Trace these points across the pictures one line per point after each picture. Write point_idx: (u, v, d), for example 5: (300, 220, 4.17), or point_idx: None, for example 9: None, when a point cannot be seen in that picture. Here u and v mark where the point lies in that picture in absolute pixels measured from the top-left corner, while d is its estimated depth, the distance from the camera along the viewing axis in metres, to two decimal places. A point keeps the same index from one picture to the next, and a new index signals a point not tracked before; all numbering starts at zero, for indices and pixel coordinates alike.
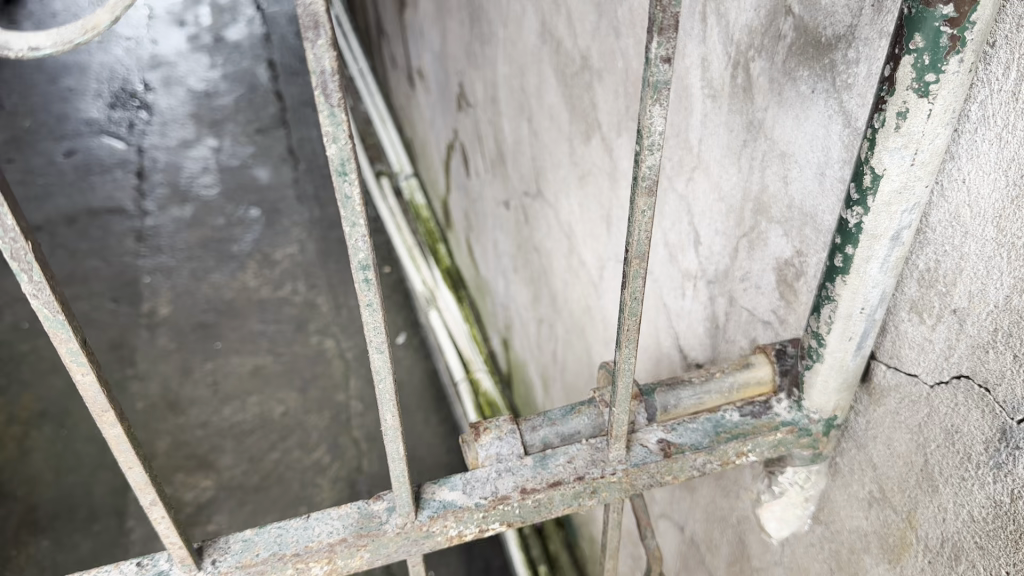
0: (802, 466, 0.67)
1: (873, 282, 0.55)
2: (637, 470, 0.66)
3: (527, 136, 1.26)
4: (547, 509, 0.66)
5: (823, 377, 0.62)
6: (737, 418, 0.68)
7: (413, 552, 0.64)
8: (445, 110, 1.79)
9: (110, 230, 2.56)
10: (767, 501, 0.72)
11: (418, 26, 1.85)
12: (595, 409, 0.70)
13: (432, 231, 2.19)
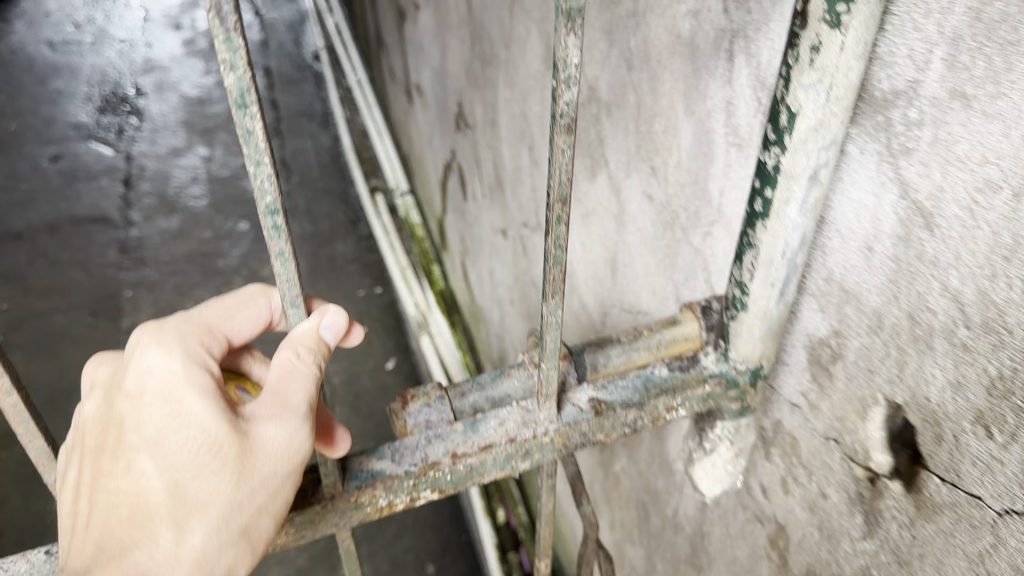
0: (731, 419, 0.74)
1: (777, 241, 0.61)
2: (569, 429, 0.71)
3: (527, 165, 1.18)
4: (479, 473, 0.69)
5: (744, 322, 0.67)
6: (665, 370, 0.73)
7: (342, 526, 0.68)
8: (442, 128, 1.71)
9: (93, 240, 2.48)
10: (700, 459, 0.78)
11: (417, 40, 1.78)
12: (525, 372, 0.75)
13: (428, 253, 2.11)
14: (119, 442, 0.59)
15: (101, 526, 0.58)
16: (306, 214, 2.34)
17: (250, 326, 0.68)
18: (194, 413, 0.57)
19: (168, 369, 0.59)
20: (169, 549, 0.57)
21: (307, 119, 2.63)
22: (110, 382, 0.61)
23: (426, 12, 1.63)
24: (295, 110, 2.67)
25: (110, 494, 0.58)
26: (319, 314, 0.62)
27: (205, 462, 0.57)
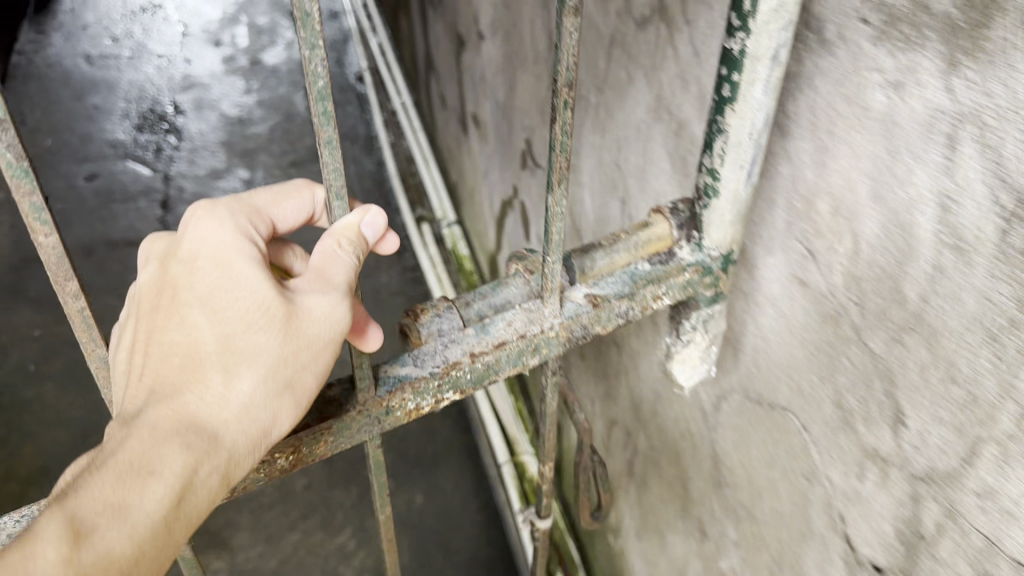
0: (705, 307, 0.76)
1: (741, 133, 0.64)
2: (571, 322, 0.69)
3: (618, 218, 1.07)
4: (496, 371, 0.68)
5: (717, 213, 0.69)
6: (651, 267, 0.72)
7: (374, 430, 0.65)
8: (504, 164, 1.63)
9: None
10: (676, 355, 0.81)
11: (478, 69, 1.70)
12: (522, 278, 0.71)
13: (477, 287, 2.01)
14: (171, 291, 0.54)
15: (147, 376, 0.53)
16: None
17: (296, 219, 0.64)
18: (246, 274, 0.54)
19: (222, 241, 0.55)
20: (220, 394, 0.52)
21: (351, 142, 2.52)
22: (161, 251, 0.57)
23: (491, 43, 1.56)
24: (338, 132, 2.59)
25: (161, 346, 0.53)
26: (362, 211, 0.58)
27: (253, 322, 0.53)
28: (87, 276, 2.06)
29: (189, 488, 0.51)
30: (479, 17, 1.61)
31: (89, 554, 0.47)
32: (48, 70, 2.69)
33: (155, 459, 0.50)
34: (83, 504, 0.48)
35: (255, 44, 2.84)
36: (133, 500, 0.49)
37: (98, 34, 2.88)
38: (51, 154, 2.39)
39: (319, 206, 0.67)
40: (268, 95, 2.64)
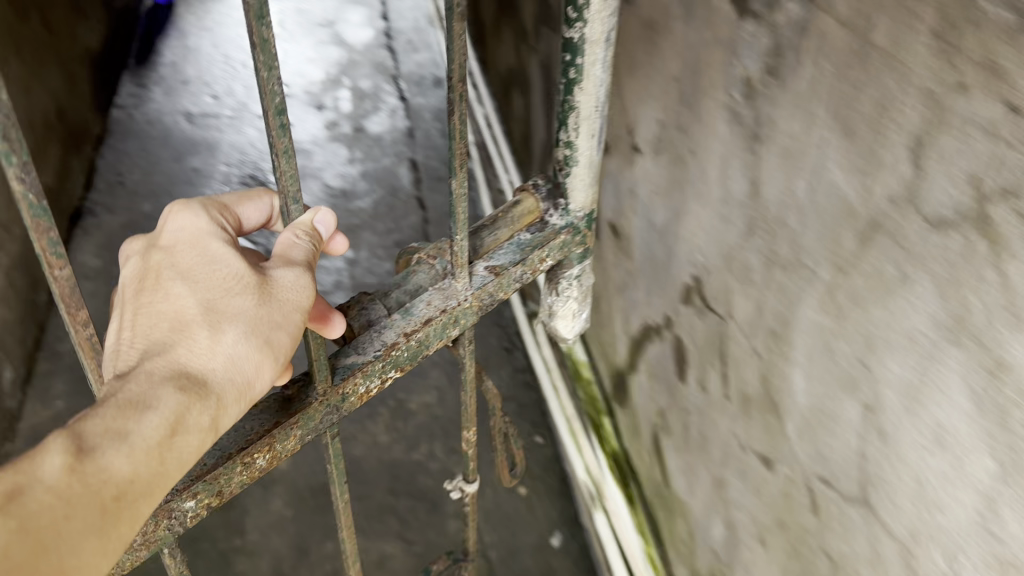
0: (576, 263, 1.20)
1: (581, 121, 1.07)
2: (480, 290, 1.06)
3: (861, 425, 0.90)
4: (426, 345, 1.03)
5: (573, 179, 1.11)
6: (530, 235, 1.13)
7: (333, 416, 0.96)
8: (657, 289, 1.44)
9: None
10: (557, 304, 1.26)
11: (628, 181, 1.54)
12: (427, 266, 1.07)
13: (597, 403, 1.79)
14: (161, 282, 0.79)
15: (153, 336, 0.76)
16: None
17: (251, 217, 0.93)
18: (226, 260, 0.81)
19: (200, 231, 0.83)
20: (206, 346, 0.76)
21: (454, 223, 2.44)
22: (140, 248, 0.84)
23: (652, 162, 1.41)
24: (443, 211, 2.47)
25: (156, 312, 0.78)
26: (313, 212, 0.87)
27: (232, 287, 0.79)
28: None
29: (180, 422, 0.71)
30: (636, 130, 1.48)
31: (137, 458, 0.67)
32: (148, 127, 2.57)
33: (151, 399, 0.71)
34: (90, 429, 0.67)
35: (358, 110, 2.81)
36: (131, 427, 0.68)
37: (198, 90, 2.75)
38: (150, 222, 2.28)
39: (273, 212, 0.98)
40: (372, 167, 2.61)
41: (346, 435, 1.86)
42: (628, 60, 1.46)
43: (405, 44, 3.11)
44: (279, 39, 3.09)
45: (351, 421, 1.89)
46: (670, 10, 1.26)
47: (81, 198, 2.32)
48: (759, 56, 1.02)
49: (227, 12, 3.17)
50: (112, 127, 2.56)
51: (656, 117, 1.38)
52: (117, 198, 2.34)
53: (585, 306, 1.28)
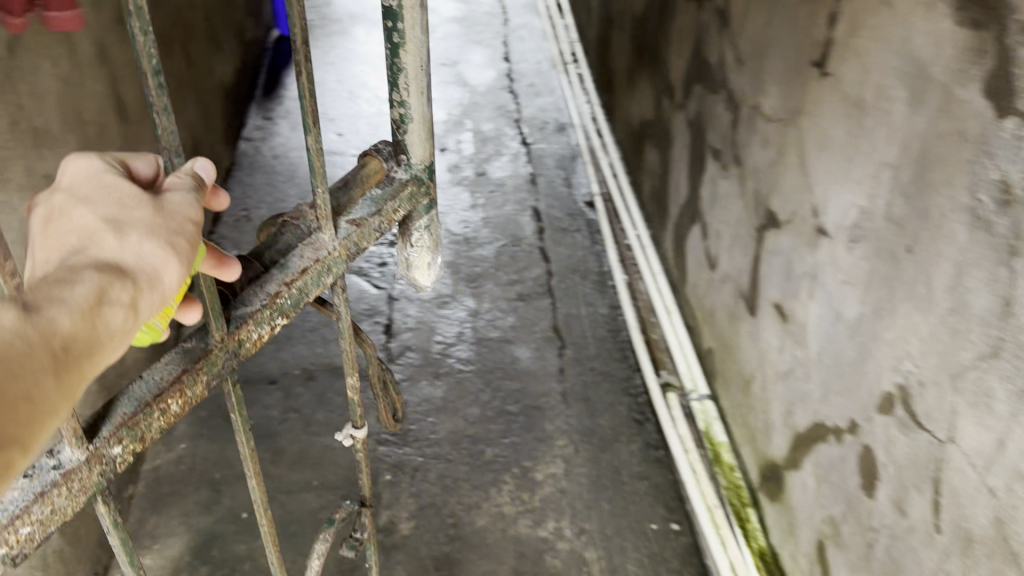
0: (425, 215, 1.01)
1: (410, 74, 0.89)
2: (348, 241, 0.87)
3: None
4: (307, 293, 0.84)
5: (412, 133, 0.92)
6: (381, 192, 0.93)
7: (231, 362, 0.77)
8: (841, 389, 1.31)
9: (352, 398, 1.97)
10: (413, 267, 1.07)
11: (806, 263, 1.39)
12: (295, 227, 0.85)
13: (742, 492, 1.67)
14: (57, 208, 0.57)
15: (50, 260, 0.55)
16: (583, 401, 1.98)
17: (149, 169, 0.64)
18: (115, 179, 0.59)
19: (93, 168, 0.60)
20: (118, 244, 0.55)
21: (579, 277, 2.35)
22: (37, 202, 0.59)
23: (843, 249, 1.28)
24: (567, 264, 2.40)
25: (56, 231, 0.56)
26: (188, 158, 0.64)
27: (132, 196, 0.57)
28: (308, 407, 1.94)
29: (113, 300, 0.53)
30: (822, 209, 1.33)
31: (40, 324, 0.49)
32: (275, 162, 2.61)
33: (68, 285, 0.51)
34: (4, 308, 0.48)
35: (480, 152, 2.83)
36: (50, 303, 0.50)
37: (324, 127, 2.83)
38: None
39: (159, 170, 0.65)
40: (493, 213, 2.58)
41: (469, 504, 1.75)
42: (818, 135, 1.34)
43: (526, 88, 3.18)
44: (404, 77, 3.19)
45: (475, 489, 1.78)
46: (890, 90, 1.14)
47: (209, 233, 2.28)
48: None
49: (355, 52, 3.32)
50: (239, 159, 2.61)
51: (853, 203, 1.24)
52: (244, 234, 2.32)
53: (439, 252, 1.08)
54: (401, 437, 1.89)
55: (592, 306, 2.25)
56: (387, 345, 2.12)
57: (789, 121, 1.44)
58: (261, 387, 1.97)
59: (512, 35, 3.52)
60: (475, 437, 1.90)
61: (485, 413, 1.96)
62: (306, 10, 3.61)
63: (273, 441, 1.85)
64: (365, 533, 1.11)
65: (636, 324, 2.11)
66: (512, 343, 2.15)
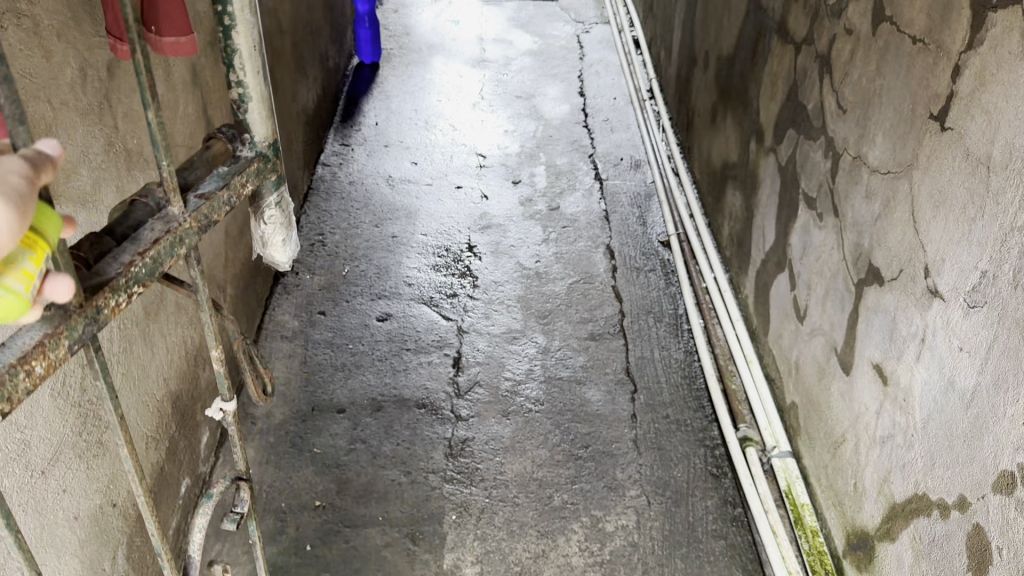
0: (273, 191, 1.10)
1: (244, 57, 1.00)
2: (197, 215, 0.90)
3: None
4: (160, 264, 0.84)
5: (254, 111, 1.02)
6: (228, 169, 1.00)
7: (94, 330, 0.75)
8: (952, 462, 1.22)
9: (419, 433, 1.93)
10: (268, 237, 1.14)
11: (915, 324, 1.32)
12: (146, 204, 0.87)
13: (826, 558, 1.58)
14: None
15: None
16: (656, 449, 1.91)
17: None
18: None
19: None
20: None
21: (653, 319, 2.29)
22: None
23: (959, 313, 1.20)
24: (641, 305, 2.34)
25: None
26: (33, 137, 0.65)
27: None
28: (376, 439, 1.90)
29: None
30: (936, 269, 1.26)
31: None
32: (351, 188, 2.69)
33: None
34: None
35: (553, 187, 2.80)
36: None
37: (400, 155, 2.88)
38: (348, 286, 2.33)
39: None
40: (566, 249, 2.54)
41: (536, 552, 1.69)
42: (934, 191, 1.27)
43: (601, 123, 3.14)
44: (480, 108, 3.19)
45: (543, 536, 1.73)
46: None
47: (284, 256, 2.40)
48: None
49: (433, 82, 3.33)
50: (317, 186, 2.68)
51: (975, 265, 1.17)
52: (319, 257, 2.41)
53: (291, 232, 1.17)
54: (468, 476, 1.85)
55: (666, 350, 2.19)
56: (455, 379, 2.08)
57: (899, 175, 1.38)
58: (329, 415, 1.95)
59: (589, 69, 3.50)
60: (544, 481, 1.85)
61: (553, 456, 1.90)
62: (385, 38, 3.65)
63: (340, 472, 1.82)
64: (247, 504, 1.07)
65: (712, 372, 2.04)
66: (583, 384, 2.09)
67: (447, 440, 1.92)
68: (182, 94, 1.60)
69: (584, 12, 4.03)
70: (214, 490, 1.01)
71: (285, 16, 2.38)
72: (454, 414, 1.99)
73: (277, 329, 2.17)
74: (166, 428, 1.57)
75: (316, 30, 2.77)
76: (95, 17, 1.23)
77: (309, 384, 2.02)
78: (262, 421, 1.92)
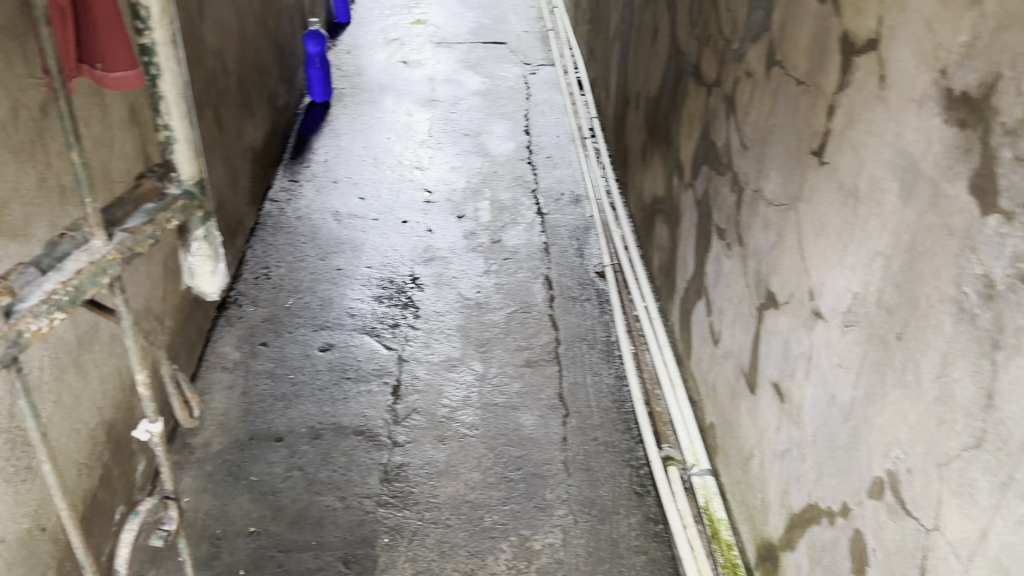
0: (199, 228, 1.12)
1: (170, 103, 1.03)
2: (119, 248, 0.93)
3: None
4: (83, 292, 0.89)
5: (180, 152, 1.04)
6: (154, 205, 1.02)
7: (12, 352, 0.81)
8: (834, 471, 1.32)
9: (356, 459, 1.99)
10: (193, 271, 1.15)
11: (805, 344, 1.42)
12: (73, 239, 0.90)
13: (739, 571, 1.66)
14: None
15: None
16: (584, 470, 1.99)
17: None
18: None
19: None
20: None
21: (587, 346, 2.38)
22: None
23: (836, 333, 1.31)
24: (576, 333, 2.43)
25: None
26: None
27: None
28: (313, 466, 1.96)
29: None
30: (819, 293, 1.37)
31: None
32: (297, 223, 2.77)
33: None
34: None
35: (496, 221, 2.90)
36: None
37: (348, 190, 2.97)
38: (291, 317, 2.39)
39: None
40: (506, 280, 2.63)
41: (465, 571, 1.75)
42: (816, 222, 1.38)
43: (544, 160, 3.26)
44: (428, 145, 3.29)
45: (472, 555, 1.78)
46: (881, 182, 1.19)
47: (227, 289, 2.45)
48: (1010, 260, 0.92)
49: (382, 120, 3.43)
50: (264, 221, 2.76)
51: (848, 288, 1.28)
52: (264, 290, 2.48)
53: (219, 261, 1.18)
54: (401, 499, 1.91)
55: (599, 376, 2.28)
56: (394, 407, 2.15)
57: (790, 206, 1.49)
58: (267, 443, 2.00)
59: (534, 109, 3.64)
60: (475, 503, 1.91)
61: (485, 479, 1.97)
62: (337, 78, 3.76)
63: (275, 498, 1.87)
64: (176, 524, 1.02)
65: (640, 396, 2.13)
66: (518, 409, 2.17)
67: (383, 465, 1.98)
68: (119, 133, 1.68)
69: (532, 54, 4.19)
70: (142, 507, 0.93)
71: (230, 58, 2.48)
72: (390, 440, 2.05)
73: (219, 360, 2.22)
74: (100, 455, 1.62)
75: (264, 71, 2.87)
76: (30, 62, 1.30)
77: (249, 414, 2.08)
78: (201, 451, 1.97)
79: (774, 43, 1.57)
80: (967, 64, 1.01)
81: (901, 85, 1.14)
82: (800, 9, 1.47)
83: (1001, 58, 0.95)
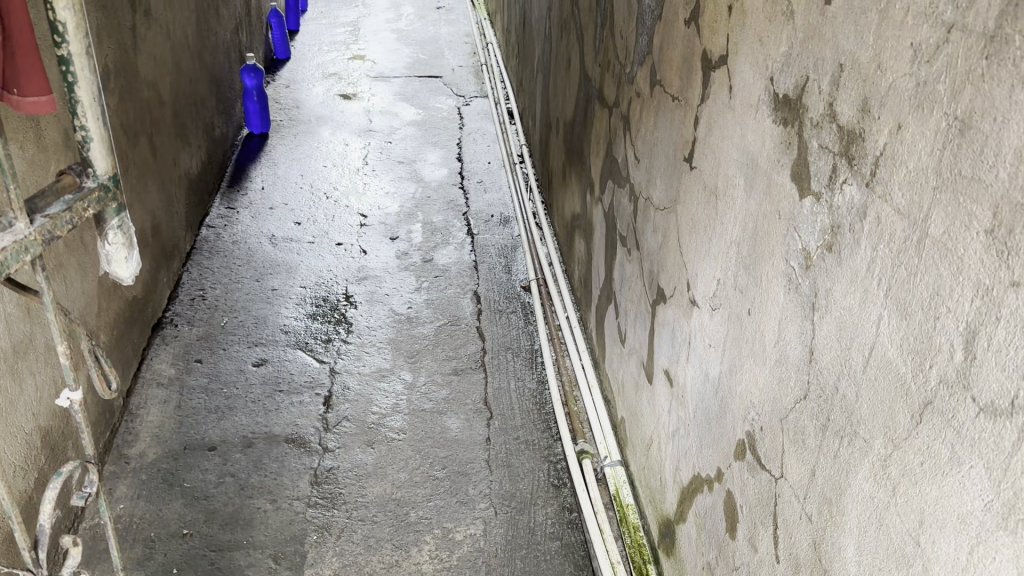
0: (116, 218, 1.20)
1: (87, 108, 1.10)
2: (39, 232, 1.00)
3: None
4: (5, 267, 0.95)
5: (96, 149, 1.12)
6: (72, 197, 1.10)
7: None
8: (711, 441, 1.46)
9: (286, 464, 2.08)
10: (112, 262, 1.23)
11: (686, 331, 1.57)
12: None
13: (644, 549, 1.78)
14: None
15: None
16: (505, 467, 2.11)
17: None
18: None
19: None
20: None
21: (511, 354, 2.52)
22: None
23: (707, 316, 1.46)
24: (501, 343, 2.57)
25: None
26: None
27: None
28: (244, 472, 2.04)
29: None
30: (694, 283, 1.53)
31: None
32: (234, 247, 2.88)
33: None
34: None
35: (428, 242, 3.04)
36: None
37: (284, 216, 3.09)
38: (225, 335, 2.49)
39: None
40: (436, 295, 2.76)
41: (390, 562, 1.83)
42: (689, 221, 1.55)
43: (476, 185, 3.43)
44: (363, 173, 3.43)
45: (397, 548, 1.87)
46: (733, 180, 1.35)
47: (164, 310, 2.54)
48: (819, 233, 1.08)
49: (319, 150, 3.57)
50: (201, 246, 2.87)
51: (714, 275, 1.43)
52: (199, 311, 2.58)
53: (134, 250, 1.26)
54: (330, 500, 1.99)
55: (521, 381, 2.41)
56: (325, 416, 2.25)
57: (671, 208, 1.65)
58: (200, 452, 2.09)
59: (467, 138, 3.81)
60: (402, 500, 2.00)
61: (412, 478, 2.07)
62: (275, 111, 3.89)
63: (208, 502, 1.95)
64: (94, 486, 1.15)
65: (559, 397, 2.26)
66: (444, 414, 2.28)
67: (313, 469, 2.08)
68: (54, 155, 1.80)
69: (466, 87, 4.38)
70: (65, 469, 1.06)
71: (164, 89, 2.60)
72: (321, 446, 2.15)
73: (154, 377, 2.31)
74: (35, 460, 1.69)
75: (197, 102, 2.99)
76: None
77: (183, 426, 2.16)
78: (136, 461, 2.04)
79: (655, 64, 1.75)
80: (786, 70, 1.17)
81: (744, 94, 1.31)
82: (671, 32, 1.64)
83: (808, 64, 1.10)
